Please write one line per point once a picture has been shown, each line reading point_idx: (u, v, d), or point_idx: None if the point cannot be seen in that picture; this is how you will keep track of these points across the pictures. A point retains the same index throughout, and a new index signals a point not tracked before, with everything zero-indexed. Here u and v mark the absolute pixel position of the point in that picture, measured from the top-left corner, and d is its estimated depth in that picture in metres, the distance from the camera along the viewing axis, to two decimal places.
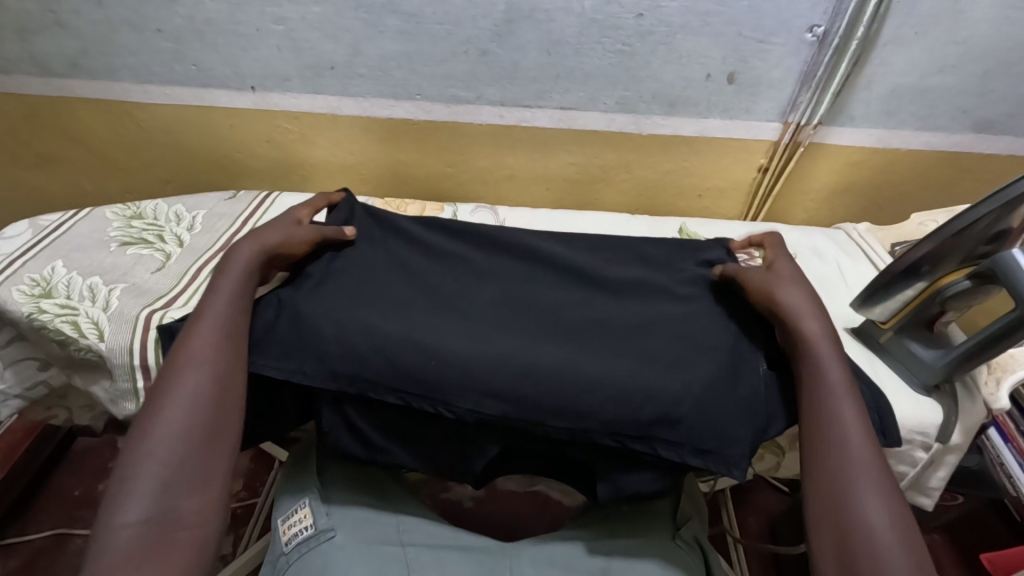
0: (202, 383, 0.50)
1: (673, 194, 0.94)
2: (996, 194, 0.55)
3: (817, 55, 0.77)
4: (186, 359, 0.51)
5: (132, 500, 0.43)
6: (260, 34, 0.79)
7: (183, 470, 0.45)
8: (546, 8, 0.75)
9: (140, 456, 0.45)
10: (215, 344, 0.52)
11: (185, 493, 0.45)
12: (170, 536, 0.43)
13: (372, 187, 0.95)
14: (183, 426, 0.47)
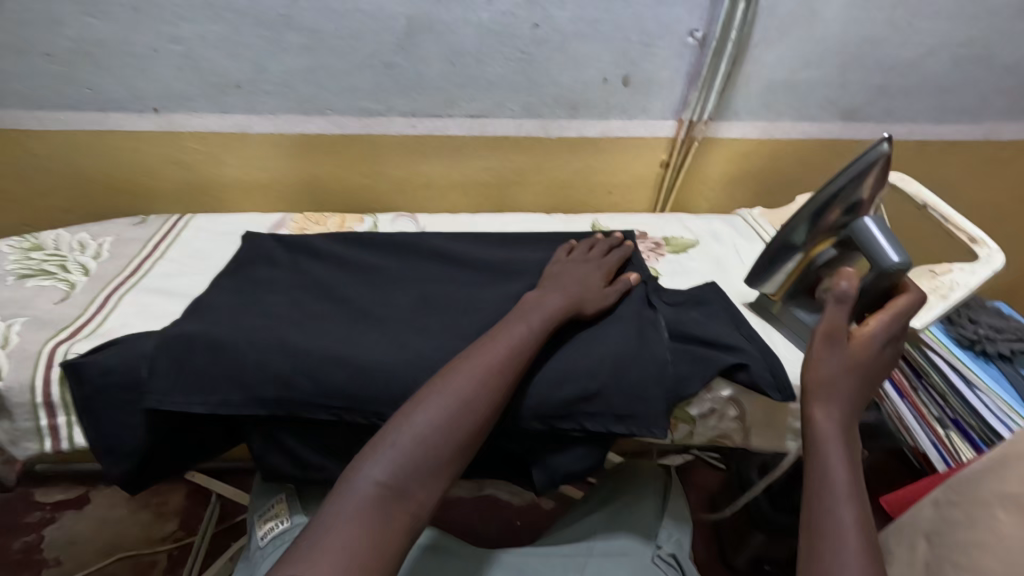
0: (476, 389, 0.52)
1: (586, 193, 0.99)
2: (851, 167, 0.62)
3: (699, 56, 0.84)
4: (464, 365, 0.54)
5: (379, 463, 0.48)
6: (158, 55, 0.78)
7: (420, 459, 0.49)
8: (445, 20, 0.78)
9: (385, 440, 0.49)
10: (500, 366, 0.54)
11: (416, 479, 0.48)
12: (393, 512, 0.47)
13: (291, 204, 0.95)
14: (446, 424, 0.50)
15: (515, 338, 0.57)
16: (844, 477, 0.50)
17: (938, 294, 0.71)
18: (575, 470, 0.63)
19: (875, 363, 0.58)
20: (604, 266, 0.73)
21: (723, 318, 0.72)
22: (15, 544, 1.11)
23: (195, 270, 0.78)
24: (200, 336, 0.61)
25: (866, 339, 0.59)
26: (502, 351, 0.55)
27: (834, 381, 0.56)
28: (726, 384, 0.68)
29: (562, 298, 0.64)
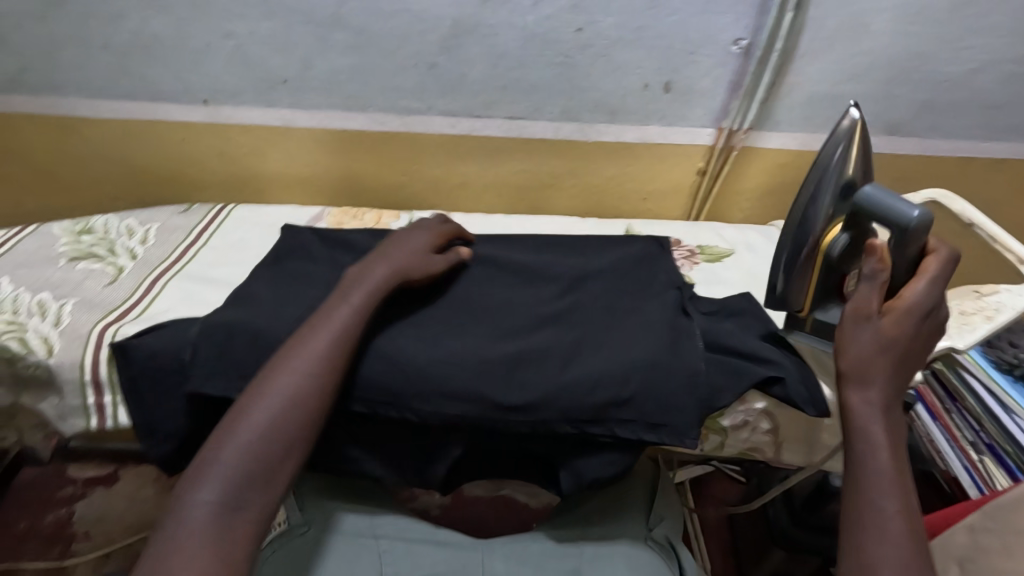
0: (301, 382, 0.53)
1: (619, 199, 0.99)
2: (823, 161, 0.62)
3: (742, 65, 0.84)
4: (283, 364, 0.54)
5: (208, 482, 0.47)
6: (210, 49, 0.80)
7: (259, 462, 0.49)
8: (490, 23, 0.79)
9: (208, 457, 0.49)
10: (325, 355, 0.55)
11: (251, 490, 0.48)
12: (232, 528, 0.47)
13: (328, 199, 0.96)
14: (273, 426, 0.51)
15: (332, 327, 0.57)
16: (881, 465, 0.50)
17: (984, 316, 0.69)
18: (601, 475, 0.62)
19: (909, 334, 0.55)
20: (438, 233, 0.74)
21: (759, 329, 0.71)
22: (48, 517, 1.15)
23: (237, 259, 0.80)
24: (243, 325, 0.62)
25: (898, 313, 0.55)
26: (326, 344, 0.55)
27: (864, 363, 0.54)
28: (760, 396, 0.67)
29: (385, 268, 0.65)
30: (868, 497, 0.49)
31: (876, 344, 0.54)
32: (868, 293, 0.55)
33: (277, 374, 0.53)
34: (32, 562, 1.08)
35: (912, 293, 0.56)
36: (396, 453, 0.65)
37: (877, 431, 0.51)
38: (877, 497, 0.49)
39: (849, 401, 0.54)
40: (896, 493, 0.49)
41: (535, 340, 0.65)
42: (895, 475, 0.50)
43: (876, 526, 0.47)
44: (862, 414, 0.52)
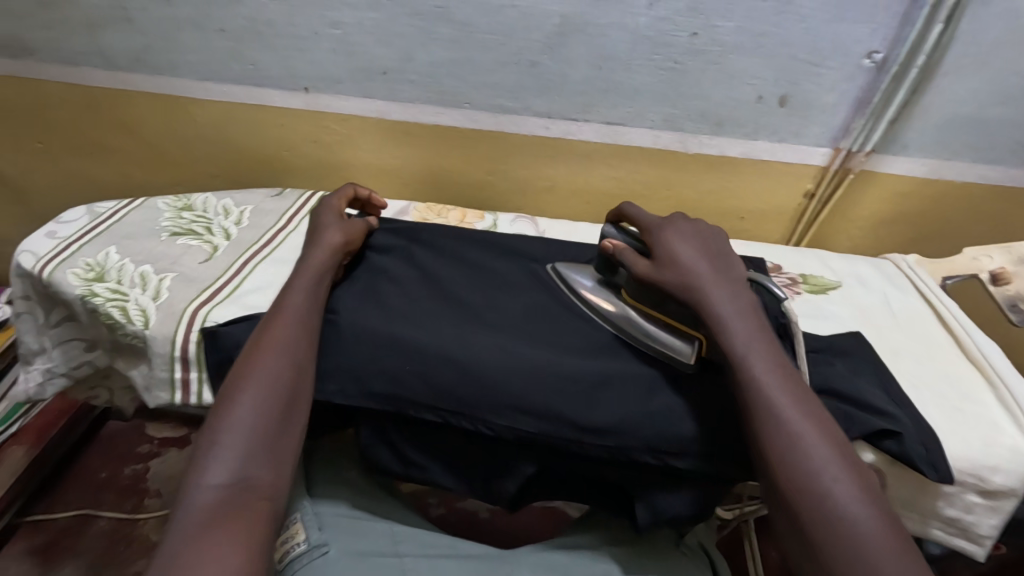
0: (288, 361, 0.54)
1: (714, 215, 0.93)
2: (568, 285, 0.70)
3: (873, 80, 0.76)
4: (267, 349, 0.55)
5: (214, 467, 0.46)
6: (317, 37, 0.81)
7: (264, 432, 0.49)
8: (599, 23, 0.75)
9: (210, 446, 0.48)
10: (298, 332, 0.57)
11: (259, 469, 0.47)
12: (249, 504, 0.45)
13: (412, 192, 0.96)
14: (263, 406, 0.50)
15: (295, 316, 0.59)
16: (755, 359, 0.52)
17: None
18: (681, 512, 0.58)
19: (718, 254, 0.62)
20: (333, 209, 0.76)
21: (870, 375, 0.64)
22: (126, 470, 1.23)
23: None
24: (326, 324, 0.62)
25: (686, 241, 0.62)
26: (291, 330, 0.57)
27: (702, 285, 0.58)
28: (869, 451, 0.59)
29: (325, 255, 0.67)
30: (759, 400, 0.50)
31: (690, 267, 0.59)
32: (639, 263, 0.62)
33: (259, 350, 0.55)
34: (109, 511, 1.15)
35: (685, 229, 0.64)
36: (466, 462, 0.63)
37: (741, 330, 0.54)
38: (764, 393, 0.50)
39: (703, 310, 0.56)
40: (780, 384, 0.51)
41: (620, 362, 0.61)
42: (770, 366, 0.52)
43: (778, 420, 0.48)
44: (722, 320, 0.55)
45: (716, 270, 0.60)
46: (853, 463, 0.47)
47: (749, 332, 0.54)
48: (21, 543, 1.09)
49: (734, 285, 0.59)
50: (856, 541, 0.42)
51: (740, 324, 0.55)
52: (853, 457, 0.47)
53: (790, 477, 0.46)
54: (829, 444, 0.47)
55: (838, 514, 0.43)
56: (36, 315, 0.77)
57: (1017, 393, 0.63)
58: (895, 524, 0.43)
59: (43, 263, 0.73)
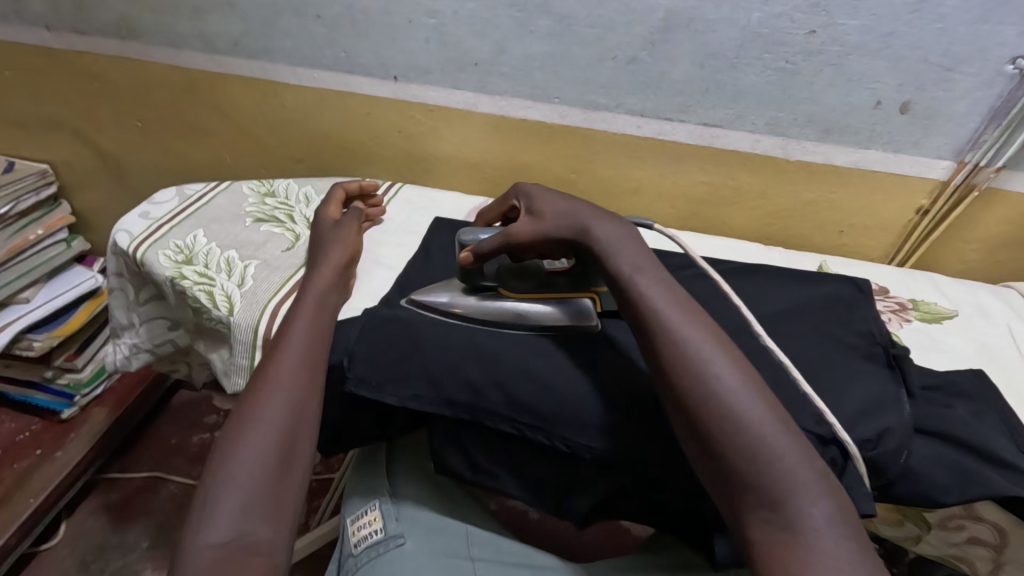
0: (286, 402, 0.53)
1: (811, 227, 0.87)
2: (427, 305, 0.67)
3: (1014, 89, 0.68)
4: (268, 386, 0.54)
5: (211, 525, 0.45)
6: (411, 26, 0.80)
7: (264, 479, 0.48)
8: (708, 18, 0.71)
9: (207, 501, 0.46)
10: (299, 369, 0.56)
11: (260, 519, 0.46)
12: (247, 563, 0.44)
13: (491, 186, 0.94)
14: (268, 451, 0.50)
15: (298, 345, 0.58)
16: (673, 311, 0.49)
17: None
18: None
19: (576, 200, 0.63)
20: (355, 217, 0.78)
21: (995, 423, 0.58)
22: (194, 438, 1.28)
23: (404, 243, 0.81)
24: (402, 327, 0.61)
25: (545, 200, 0.63)
26: (294, 362, 0.56)
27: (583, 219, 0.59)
28: (993, 509, 0.55)
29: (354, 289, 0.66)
30: (647, 307, 0.50)
31: (561, 219, 0.60)
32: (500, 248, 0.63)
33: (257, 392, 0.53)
34: (177, 475, 1.20)
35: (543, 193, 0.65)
36: (541, 476, 0.61)
37: (625, 248, 0.54)
38: (650, 302, 0.50)
39: (587, 238, 0.57)
40: (667, 293, 0.50)
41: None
42: (654, 277, 0.52)
43: (665, 326, 0.48)
44: (607, 244, 0.55)
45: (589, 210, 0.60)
46: (742, 359, 0.47)
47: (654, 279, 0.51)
48: (98, 499, 1.16)
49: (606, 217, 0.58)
50: (750, 430, 0.43)
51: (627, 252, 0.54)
52: (738, 354, 0.47)
53: (683, 378, 0.46)
54: (719, 345, 0.47)
55: (727, 407, 0.44)
56: (127, 291, 0.80)
57: None
58: (782, 413, 0.44)
59: (137, 242, 0.76)
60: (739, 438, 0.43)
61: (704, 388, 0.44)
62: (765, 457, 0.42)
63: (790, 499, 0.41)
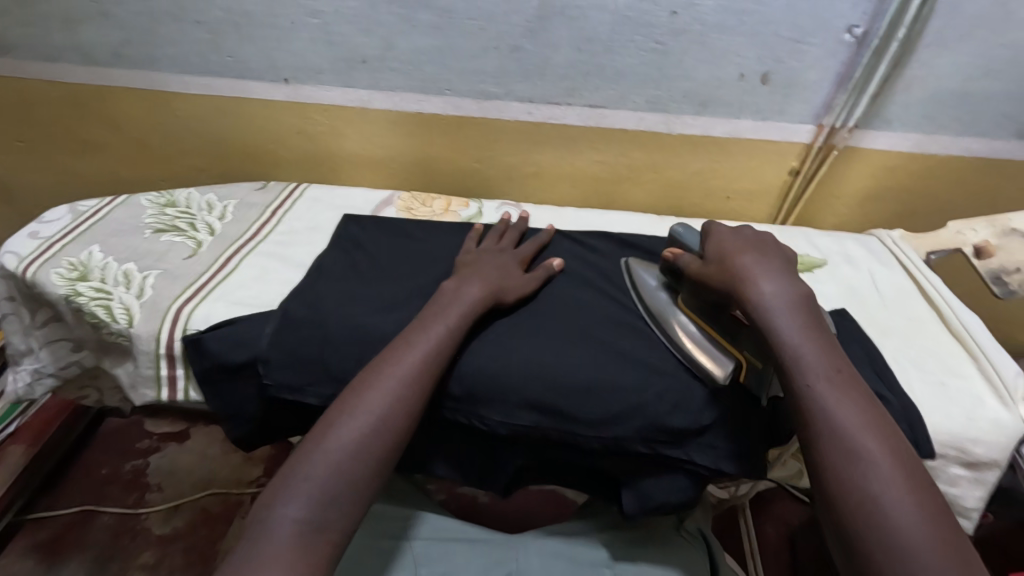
0: (395, 401, 0.52)
1: (701, 196, 0.93)
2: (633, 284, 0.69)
3: (855, 55, 0.75)
4: (384, 377, 0.53)
5: (294, 499, 0.46)
6: (295, 27, 0.79)
7: (355, 469, 0.48)
8: (579, 5, 0.74)
9: (298, 473, 0.47)
10: (418, 369, 0.54)
11: (339, 508, 0.47)
12: (316, 547, 0.45)
13: (399, 180, 0.96)
14: (366, 442, 0.49)
15: (428, 343, 0.56)
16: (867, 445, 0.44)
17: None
18: (670, 500, 0.58)
19: (770, 248, 0.59)
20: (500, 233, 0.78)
21: (855, 353, 0.65)
22: (127, 465, 1.24)
23: (310, 242, 0.81)
24: (313, 326, 0.64)
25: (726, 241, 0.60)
26: (422, 358, 0.55)
27: (748, 275, 0.55)
28: None
29: (478, 286, 0.64)
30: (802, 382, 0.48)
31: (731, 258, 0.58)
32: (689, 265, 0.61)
33: (372, 381, 0.53)
34: (112, 506, 1.16)
35: (736, 229, 0.63)
36: (464, 456, 0.64)
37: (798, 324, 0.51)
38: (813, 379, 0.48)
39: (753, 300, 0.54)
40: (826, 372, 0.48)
41: (613, 361, 0.59)
42: (815, 353, 0.49)
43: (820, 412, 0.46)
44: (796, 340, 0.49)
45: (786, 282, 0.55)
46: (902, 450, 0.44)
47: (851, 402, 0.46)
48: (26, 540, 1.11)
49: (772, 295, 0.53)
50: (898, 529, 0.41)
51: (810, 355, 0.49)
52: (909, 455, 0.44)
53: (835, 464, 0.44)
54: (872, 432, 0.45)
55: (871, 502, 0.42)
56: (22, 316, 0.77)
57: (999, 366, 0.64)
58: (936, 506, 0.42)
59: (26, 264, 0.73)
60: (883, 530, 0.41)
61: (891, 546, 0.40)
62: (910, 567, 0.39)
63: None
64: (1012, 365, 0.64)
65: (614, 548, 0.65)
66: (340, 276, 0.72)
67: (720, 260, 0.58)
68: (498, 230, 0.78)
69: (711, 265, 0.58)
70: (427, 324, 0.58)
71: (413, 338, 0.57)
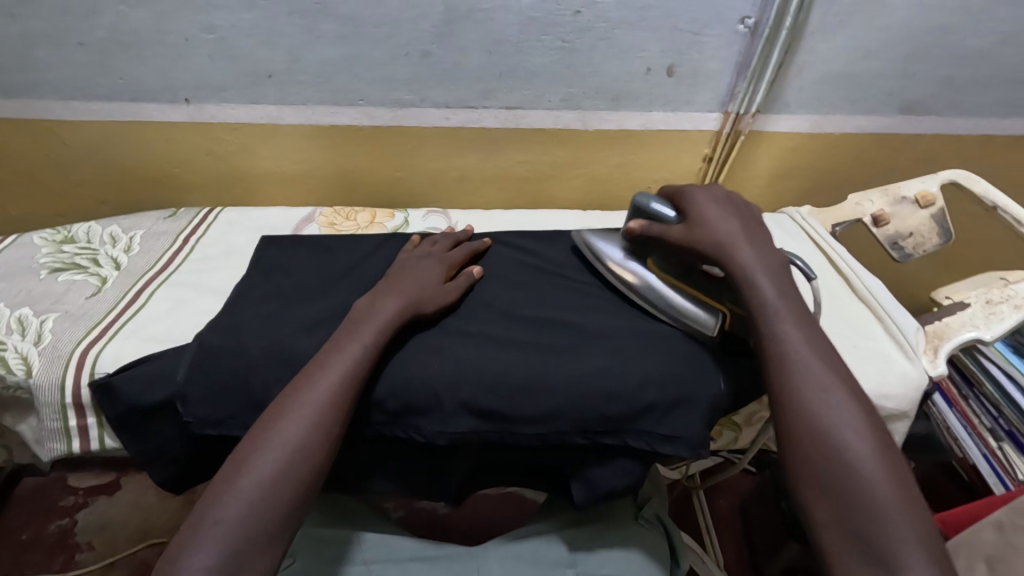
0: (311, 430, 0.49)
1: (623, 189, 0.96)
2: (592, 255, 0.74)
3: (749, 45, 0.79)
4: (297, 401, 0.50)
5: (202, 547, 0.43)
6: (190, 43, 0.75)
7: (270, 508, 0.45)
8: (484, 8, 0.74)
9: (206, 519, 0.44)
10: (334, 391, 0.51)
11: (255, 553, 0.43)
12: None
13: (321, 196, 0.93)
14: (280, 477, 0.46)
15: (345, 362, 0.53)
16: (786, 324, 0.50)
17: (985, 314, 0.67)
18: (615, 485, 0.61)
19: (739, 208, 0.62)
20: (443, 244, 0.76)
21: None
22: (51, 527, 1.11)
23: (230, 267, 0.77)
24: (237, 356, 0.61)
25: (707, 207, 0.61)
26: (338, 380, 0.52)
27: (728, 236, 0.58)
28: None
29: (398, 301, 0.61)
30: (808, 429, 0.44)
31: (715, 230, 0.58)
32: (672, 231, 0.62)
33: (282, 408, 0.50)
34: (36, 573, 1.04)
35: (708, 190, 0.64)
36: (408, 469, 0.63)
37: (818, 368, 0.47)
38: (824, 439, 0.43)
39: (766, 322, 0.51)
40: (844, 425, 0.44)
41: (547, 359, 0.60)
42: (773, 279, 0.54)
43: (791, 380, 0.47)
44: (752, 259, 0.55)
45: (753, 229, 0.59)
46: (821, 339, 0.50)
47: (778, 290, 0.53)
48: None
49: (737, 238, 0.57)
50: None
51: (766, 273, 0.54)
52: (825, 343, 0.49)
53: (849, 542, 0.40)
54: (797, 319, 0.51)
55: (805, 379, 0.46)
56: None
57: (902, 325, 0.69)
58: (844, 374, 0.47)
59: None
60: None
61: (805, 407, 0.45)
62: (817, 410, 0.45)
63: (865, 498, 0.40)
64: (913, 322, 0.69)
65: (571, 541, 0.65)
66: (265, 301, 0.70)
67: (699, 223, 0.60)
68: (433, 239, 0.77)
69: (693, 228, 0.60)
70: (344, 344, 0.55)
71: (328, 363, 0.53)
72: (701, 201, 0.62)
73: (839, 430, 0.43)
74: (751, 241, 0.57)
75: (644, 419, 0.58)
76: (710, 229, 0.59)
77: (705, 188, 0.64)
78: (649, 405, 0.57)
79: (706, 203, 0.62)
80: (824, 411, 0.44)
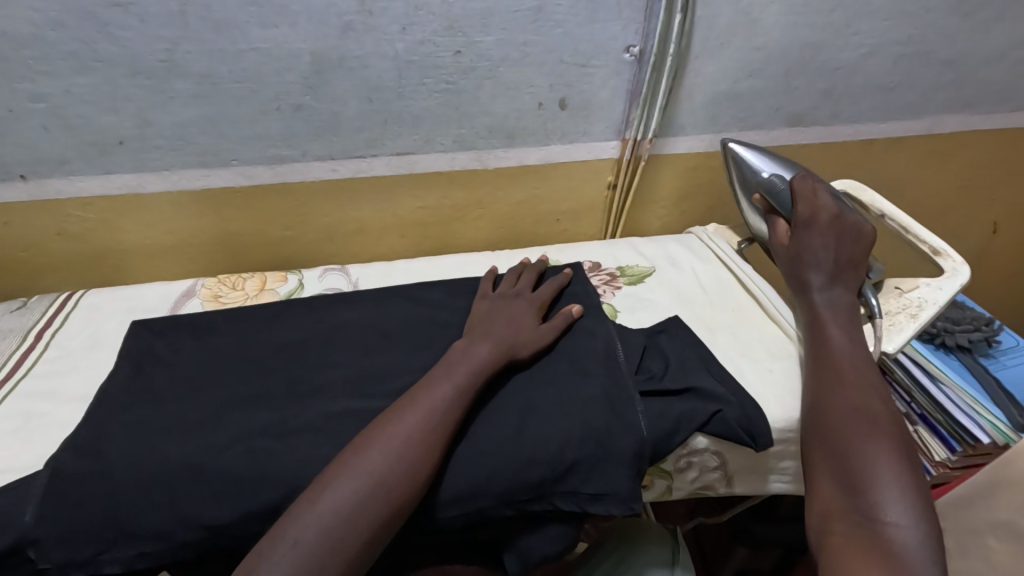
0: (394, 465, 0.48)
1: (531, 224, 0.93)
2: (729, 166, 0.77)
3: (637, 73, 0.79)
4: (385, 436, 0.50)
5: (276, 565, 0.43)
6: (17, 115, 0.66)
7: (344, 537, 0.45)
8: (356, 54, 0.69)
9: (285, 538, 0.44)
10: (422, 432, 0.51)
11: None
12: None
13: (202, 264, 0.84)
14: (351, 507, 0.46)
15: (436, 401, 0.53)
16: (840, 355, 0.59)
17: (907, 314, 0.67)
18: (549, 552, 0.56)
19: (849, 240, 0.67)
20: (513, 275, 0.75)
21: (694, 358, 0.67)
22: None
23: (92, 364, 0.68)
24: (97, 479, 0.52)
25: (808, 236, 0.67)
26: (424, 422, 0.51)
27: (806, 280, 0.66)
28: (704, 440, 0.61)
29: (489, 343, 0.61)
30: (838, 437, 0.53)
31: (797, 272, 0.67)
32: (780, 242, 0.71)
33: (373, 436, 0.50)
34: None
35: (824, 199, 0.69)
36: None
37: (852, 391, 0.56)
38: (829, 418, 0.55)
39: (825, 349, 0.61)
40: (849, 417, 0.54)
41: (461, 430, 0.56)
42: (840, 317, 0.63)
43: (834, 396, 0.56)
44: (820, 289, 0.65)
45: (840, 268, 0.66)
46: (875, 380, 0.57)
47: (842, 331, 0.61)
48: None
49: (808, 270, 0.66)
50: (903, 556, 0.45)
51: (832, 315, 0.63)
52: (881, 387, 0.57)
53: (838, 493, 0.50)
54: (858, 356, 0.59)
55: (846, 399, 0.56)
56: None
57: None
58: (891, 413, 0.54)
59: None
60: (881, 558, 0.45)
61: (842, 421, 0.54)
62: (852, 425, 0.53)
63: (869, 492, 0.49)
64: None
65: None
66: (133, 401, 0.61)
67: (793, 254, 0.68)
68: (517, 270, 0.76)
69: (791, 261, 0.68)
70: (437, 381, 0.55)
71: (417, 402, 0.53)
72: (802, 229, 0.68)
73: (868, 447, 0.51)
74: (828, 277, 0.65)
75: (569, 480, 0.54)
76: (792, 271, 0.68)
77: (823, 199, 0.69)
78: (572, 465, 0.54)
79: (817, 235, 0.67)
80: (861, 429, 0.53)
